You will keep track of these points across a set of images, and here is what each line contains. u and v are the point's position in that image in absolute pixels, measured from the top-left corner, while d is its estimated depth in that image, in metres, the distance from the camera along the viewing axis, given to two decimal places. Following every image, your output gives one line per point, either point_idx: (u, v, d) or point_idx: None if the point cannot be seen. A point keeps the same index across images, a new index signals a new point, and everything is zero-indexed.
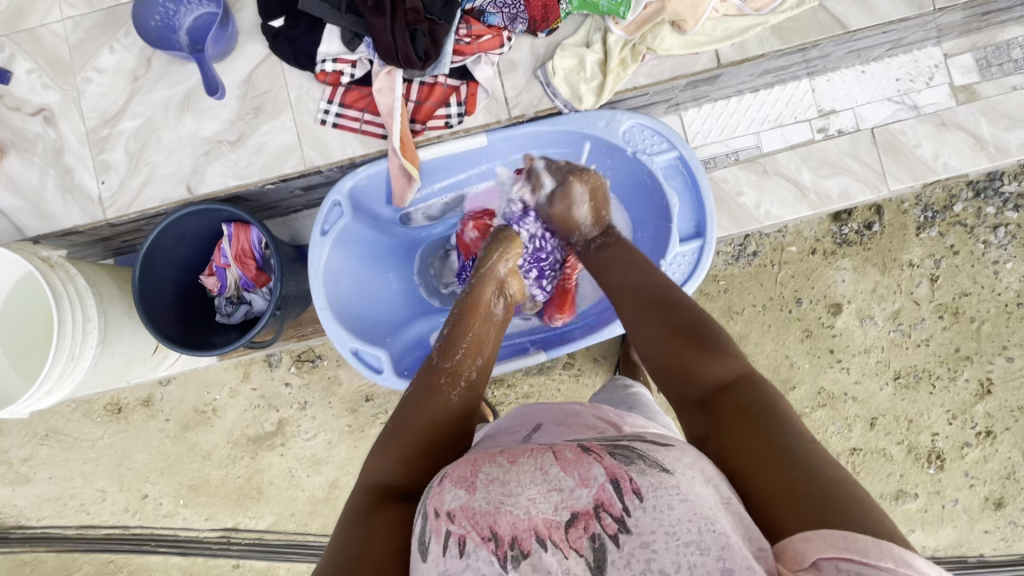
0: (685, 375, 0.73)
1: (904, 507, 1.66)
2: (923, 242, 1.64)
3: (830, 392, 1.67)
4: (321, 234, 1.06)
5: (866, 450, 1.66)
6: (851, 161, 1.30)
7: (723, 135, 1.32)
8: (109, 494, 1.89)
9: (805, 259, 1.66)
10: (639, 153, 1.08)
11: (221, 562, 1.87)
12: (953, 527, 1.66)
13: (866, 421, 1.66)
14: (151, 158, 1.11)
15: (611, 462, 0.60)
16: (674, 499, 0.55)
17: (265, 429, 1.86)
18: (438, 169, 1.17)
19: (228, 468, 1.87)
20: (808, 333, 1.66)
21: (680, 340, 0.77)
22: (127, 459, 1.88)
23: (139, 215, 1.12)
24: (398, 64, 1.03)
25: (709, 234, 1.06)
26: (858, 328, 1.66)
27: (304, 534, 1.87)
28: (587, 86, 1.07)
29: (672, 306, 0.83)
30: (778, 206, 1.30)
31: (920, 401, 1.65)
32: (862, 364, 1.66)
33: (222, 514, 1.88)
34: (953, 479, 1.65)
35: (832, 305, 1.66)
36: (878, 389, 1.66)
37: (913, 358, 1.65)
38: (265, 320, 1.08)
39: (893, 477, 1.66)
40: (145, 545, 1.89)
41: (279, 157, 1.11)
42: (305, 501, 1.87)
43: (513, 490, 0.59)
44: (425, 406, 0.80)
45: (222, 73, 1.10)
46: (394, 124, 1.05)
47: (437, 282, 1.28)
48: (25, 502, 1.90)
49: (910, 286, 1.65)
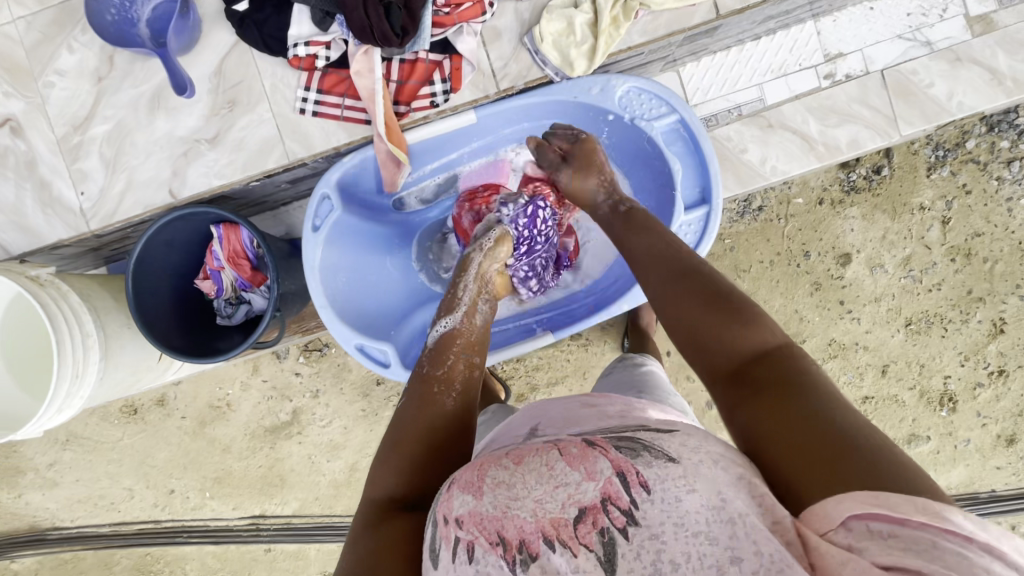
0: (716, 347, 0.67)
1: (917, 449, 1.68)
2: (934, 184, 1.59)
3: (841, 343, 1.66)
4: (314, 230, 1.03)
5: (877, 397, 1.66)
6: (860, 107, 1.23)
7: (724, 89, 1.25)
8: (137, 491, 1.94)
9: (812, 210, 1.62)
10: (637, 120, 1.03)
11: (252, 547, 1.93)
12: (966, 466, 1.67)
13: (878, 369, 1.65)
14: (129, 163, 1.06)
15: (617, 453, 0.58)
16: (682, 489, 0.54)
17: (281, 419, 1.88)
18: (428, 151, 1.12)
19: (249, 458, 1.90)
20: (817, 286, 1.64)
21: (711, 310, 0.69)
22: (150, 457, 1.92)
23: (124, 224, 1.08)
24: (374, 43, 0.96)
25: (714, 200, 1.02)
26: (868, 277, 1.63)
27: (329, 516, 1.92)
28: (578, 50, 1.00)
29: (706, 273, 0.74)
30: (785, 160, 1.25)
31: (931, 345, 1.64)
32: (872, 313, 1.64)
33: (248, 503, 1.92)
34: (966, 420, 1.66)
35: (841, 255, 1.62)
36: (889, 336, 1.64)
37: (925, 303, 1.62)
38: (266, 322, 1.05)
39: (906, 422, 1.67)
40: (177, 537, 1.95)
41: (261, 152, 1.06)
42: (327, 485, 1.91)
43: (518, 492, 0.58)
44: (421, 413, 0.77)
45: (190, 66, 1.04)
46: (377, 108, 0.99)
47: (436, 267, 1.24)
48: (56, 505, 1.95)
49: (921, 231, 1.60)
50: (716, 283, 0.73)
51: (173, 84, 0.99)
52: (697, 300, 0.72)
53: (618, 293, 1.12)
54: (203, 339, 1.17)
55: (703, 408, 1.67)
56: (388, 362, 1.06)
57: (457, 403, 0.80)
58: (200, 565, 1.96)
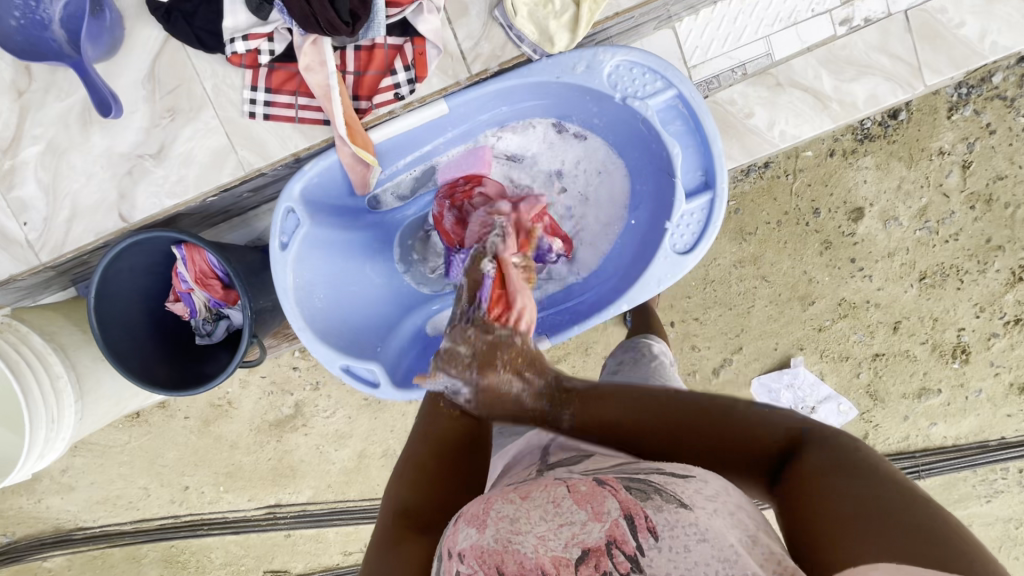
0: (741, 458, 0.60)
1: (927, 403, 1.64)
2: (955, 126, 1.46)
3: (852, 302, 1.58)
4: (281, 247, 0.94)
5: (889, 354, 1.61)
6: (879, 55, 1.09)
7: (726, 45, 1.11)
8: (153, 490, 1.95)
9: (821, 163, 1.50)
10: (629, 99, 0.90)
11: (272, 535, 1.97)
12: (976, 416, 1.64)
13: (890, 326, 1.59)
14: (69, 187, 0.96)
15: (625, 495, 0.54)
16: (693, 539, 0.49)
17: (284, 413, 1.86)
18: (399, 146, 1.01)
19: (258, 452, 1.91)
20: (828, 244, 1.54)
21: (717, 430, 0.61)
22: (160, 457, 1.92)
23: (76, 254, 0.99)
24: (321, 32, 0.83)
25: (719, 185, 0.91)
26: (881, 231, 1.53)
27: (344, 501, 1.94)
28: (557, 22, 0.88)
29: (683, 399, 0.65)
30: (794, 123, 1.13)
31: (946, 298, 1.56)
32: (885, 269, 1.55)
33: (262, 494, 1.94)
34: (979, 370, 1.61)
35: (853, 211, 1.52)
36: (902, 292, 1.57)
37: (940, 255, 1.53)
38: (245, 341, 0.97)
39: (916, 376, 1.62)
40: (198, 530, 1.98)
41: (213, 165, 0.95)
42: (338, 473, 1.92)
43: (522, 527, 0.54)
44: (434, 427, 0.74)
45: (119, 72, 0.92)
46: (333, 107, 0.88)
47: (422, 267, 1.16)
48: (76, 508, 1.97)
49: (939, 177, 1.49)
50: (707, 402, 0.64)
51: (95, 102, 0.86)
52: (697, 429, 0.62)
53: (617, 290, 1.03)
54: (190, 365, 1.10)
55: (708, 375, 1.64)
56: (376, 381, 1.00)
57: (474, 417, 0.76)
58: (224, 555, 2.00)
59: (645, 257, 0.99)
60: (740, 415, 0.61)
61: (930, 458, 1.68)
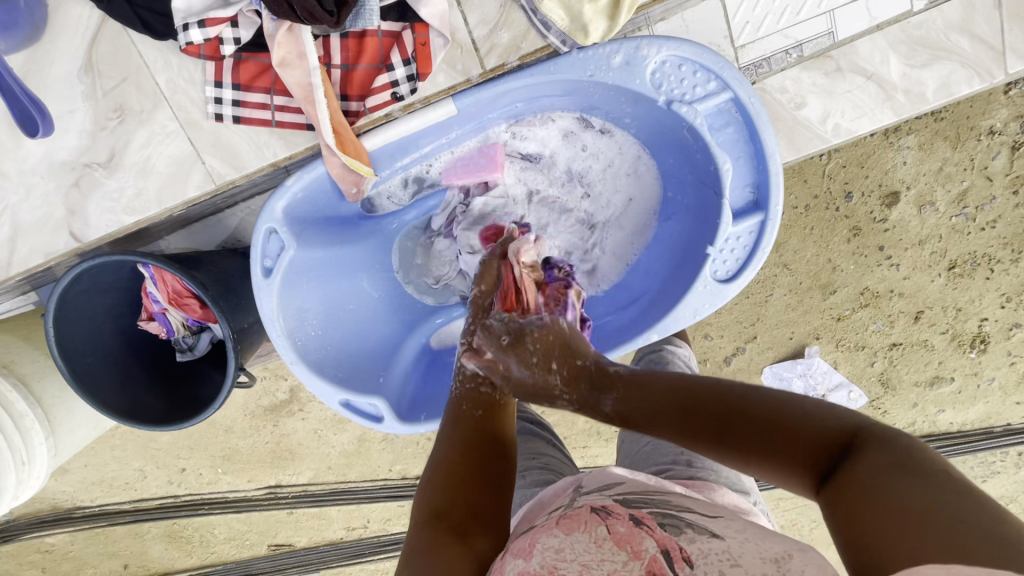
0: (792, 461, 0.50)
1: (937, 392, 1.33)
2: (1012, 101, 1.09)
3: (875, 291, 1.25)
4: (265, 274, 0.82)
5: (906, 344, 1.29)
6: (958, 36, 0.93)
7: (781, 21, 0.93)
8: (149, 471, 1.51)
9: (857, 141, 1.15)
10: (676, 103, 0.77)
11: (273, 512, 1.55)
12: (985, 404, 1.33)
13: (911, 317, 1.26)
14: (7, 201, 0.85)
15: (662, 533, 0.45)
16: (725, 564, 0.41)
17: (278, 399, 1.44)
18: (397, 152, 0.87)
19: (254, 436, 1.48)
20: (857, 231, 1.21)
21: (763, 438, 0.51)
22: (151, 441, 1.48)
23: (25, 276, 0.88)
24: (298, 20, 0.69)
25: (771, 205, 0.79)
26: (915, 218, 1.19)
27: (347, 483, 1.53)
28: (593, 8, 0.75)
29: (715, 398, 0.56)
30: (851, 115, 0.98)
31: (974, 288, 1.22)
32: (915, 257, 1.21)
33: (260, 474, 1.52)
34: (993, 360, 1.29)
35: (887, 195, 1.18)
36: (928, 282, 1.23)
37: (974, 243, 1.19)
38: (232, 355, 0.83)
39: (931, 365, 1.31)
40: (198, 510, 1.55)
41: (177, 174, 0.84)
42: (338, 456, 1.51)
43: (565, 555, 0.44)
44: (462, 432, 0.62)
45: (50, 59, 0.80)
46: (319, 114, 0.74)
47: (424, 278, 1.02)
48: (71, 488, 1.52)
49: (984, 160, 1.13)
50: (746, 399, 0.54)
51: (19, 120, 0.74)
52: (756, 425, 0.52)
53: (646, 315, 0.92)
54: (182, 387, 0.99)
55: (718, 365, 1.36)
56: (380, 416, 0.92)
57: (503, 421, 0.65)
58: (227, 531, 1.57)
59: (679, 281, 0.88)
60: (778, 418, 0.51)
61: (937, 443, 1.38)
